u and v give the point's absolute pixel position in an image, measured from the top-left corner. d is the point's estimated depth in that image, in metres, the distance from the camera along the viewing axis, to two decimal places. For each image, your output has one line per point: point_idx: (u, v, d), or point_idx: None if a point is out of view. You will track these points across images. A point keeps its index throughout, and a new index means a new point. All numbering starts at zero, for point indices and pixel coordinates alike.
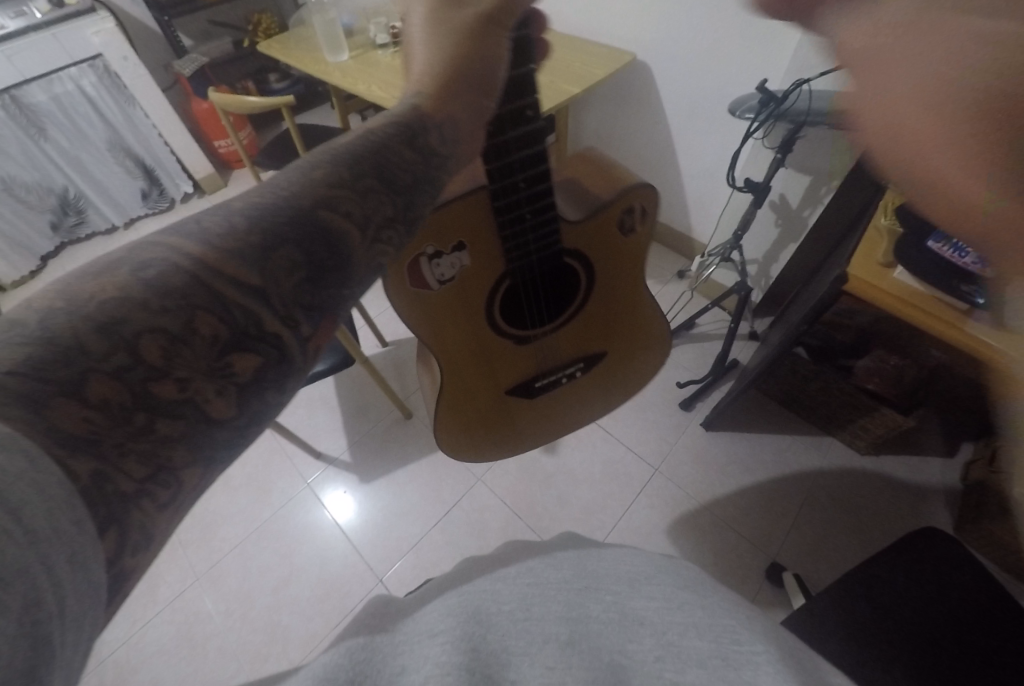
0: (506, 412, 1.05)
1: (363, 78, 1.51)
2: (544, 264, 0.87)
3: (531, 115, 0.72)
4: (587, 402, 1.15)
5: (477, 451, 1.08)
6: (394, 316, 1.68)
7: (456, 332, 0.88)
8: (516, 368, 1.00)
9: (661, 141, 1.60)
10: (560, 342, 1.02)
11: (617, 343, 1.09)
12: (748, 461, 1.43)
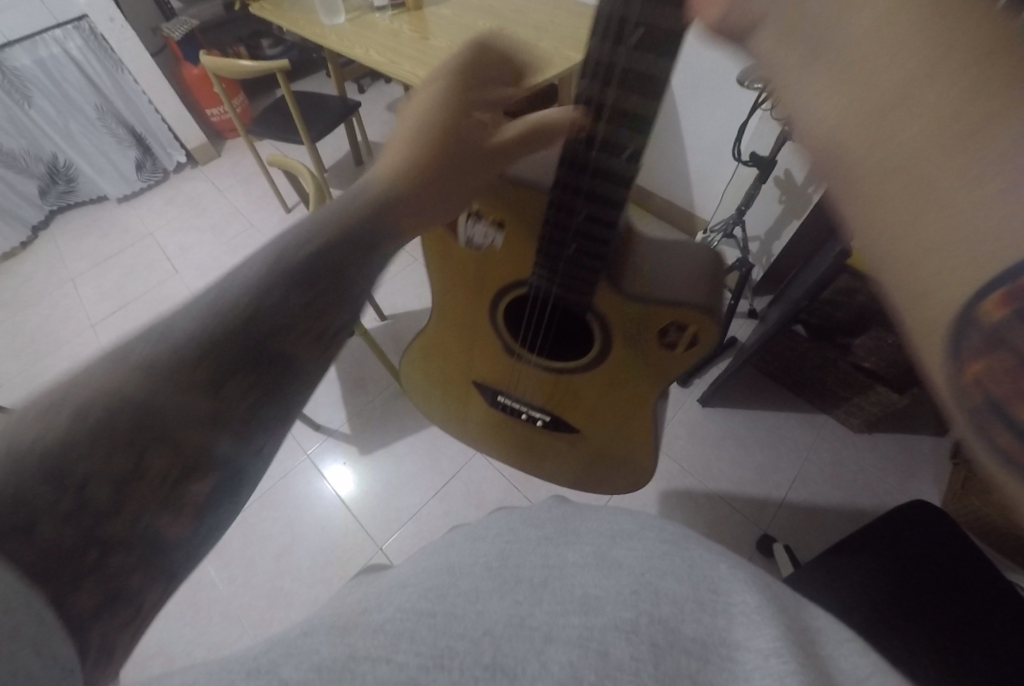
0: (467, 390, 1.08)
1: (360, 42, 1.46)
2: (562, 297, 0.82)
3: (625, 159, 0.63)
4: (543, 456, 1.09)
5: (431, 395, 1.15)
6: (392, 289, 1.66)
7: (460, 290, 0.91)
8: (493, 363, 0.99)
9: (666, 112, 1.57)
10: (542, 383, 0.97)
11: (595, 435, 0.99)
12: (744, 436, 1.45)
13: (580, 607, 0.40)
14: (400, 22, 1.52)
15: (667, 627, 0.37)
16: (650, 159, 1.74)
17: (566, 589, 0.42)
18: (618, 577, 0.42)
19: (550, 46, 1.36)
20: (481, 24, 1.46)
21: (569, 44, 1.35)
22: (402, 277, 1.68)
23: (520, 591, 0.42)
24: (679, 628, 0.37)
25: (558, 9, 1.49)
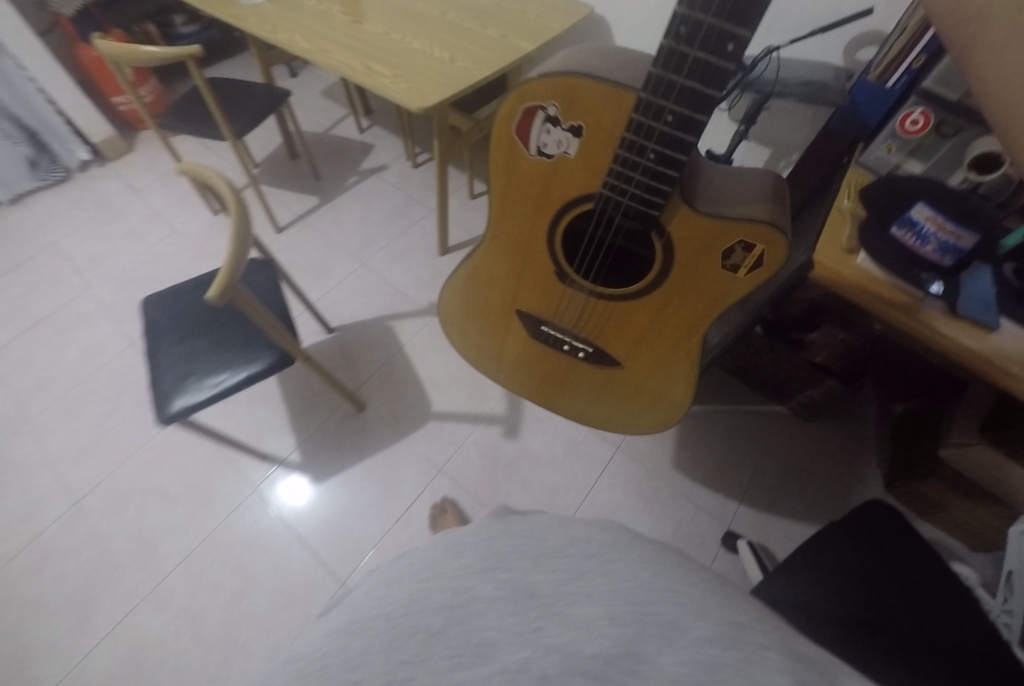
0: (511, 315, 1.15)
1: (285, 26, 1.30)
2: (629, 214, 0.86)
3: (732, 49, 0.67)
4: (578, 383, 1.20)
5: (469, 326, 1.23)
6: (338, 298, 1.54)
7: (522, 205, 0.93)
8: (544, 286, 1.05)
9: None
10: (590, 308, 1.04)
11: (635, 361, 1.09)
12: (706, 431, 1.46)
13: (472, 658, 0.40)
14: (330, 3, 1.37)
15: (568, 659, 0.38)
16: None
17: (464, 632, 0.42)
18: (524, 612, 0.43)
19: (497, 32, 1.26)
20: (420, 6, 1.34)
21: (517, 30, 1.26)
22: (349, 285, 1.57)
23: (415, 642, 0.43)
24: (582, 648, 0.39)
25: None
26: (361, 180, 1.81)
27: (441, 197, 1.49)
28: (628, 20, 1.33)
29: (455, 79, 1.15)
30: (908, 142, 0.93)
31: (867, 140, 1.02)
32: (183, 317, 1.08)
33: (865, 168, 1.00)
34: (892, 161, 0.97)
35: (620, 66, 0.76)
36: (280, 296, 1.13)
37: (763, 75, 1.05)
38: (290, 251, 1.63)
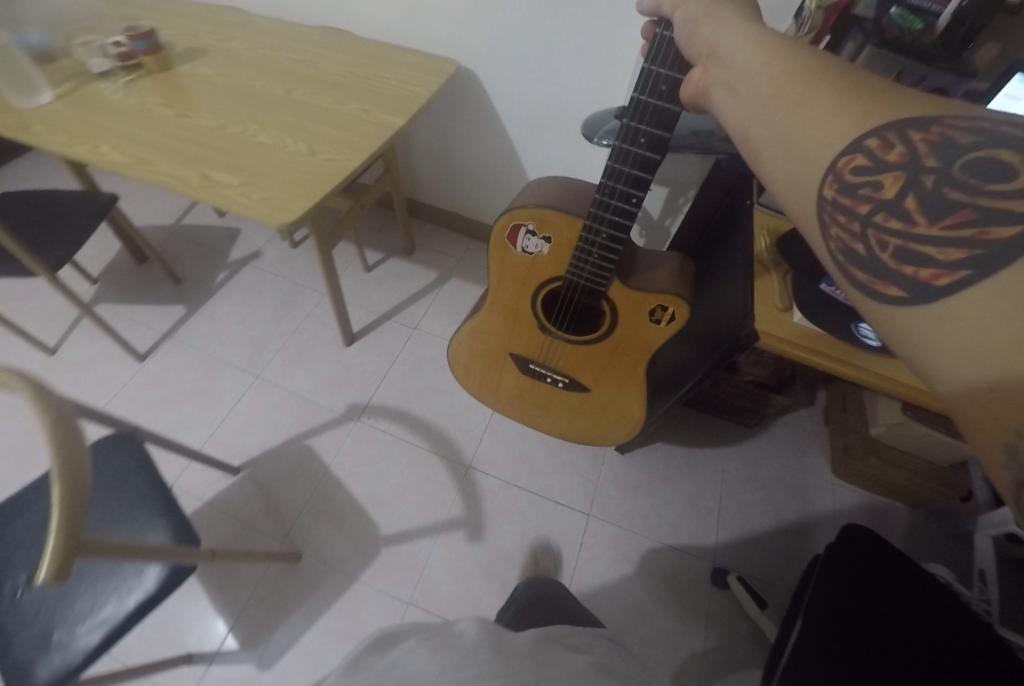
0: (502, 360, 1.26)
1: (87, 128, 1.00)
2: (589, 278, 1.03)
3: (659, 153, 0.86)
4: (556, 413, 1.30)
5: (468, 371, 1.31)
6: (235, 428, 1.31)
7: (509, 279, 1.11)
8: (528, 337, 1.20)
9: (505, 151, 1.41)
10: (565, 351, 1.18)
11: (601, 392, 1.22)
12: (667, 471, 1.40)
13: None
14: (141, 91, 1.08)
15: None
16: (499, 198, 1.55)
17: None
18: None
19: (358, 109, 1.10)
20: (256, 82, 1.13)
21: (381, 105, 1.11)
22: (247, 409, 1.33)
23: None
24: None
25: (353, 54, 1.23)
26: (231, 274, 1.54)
27: (332, 288, 1.29)
28: (497, 68, 1.23)
29: (316, 176, 0.95)
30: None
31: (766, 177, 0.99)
32: (26, 550, 0.83)
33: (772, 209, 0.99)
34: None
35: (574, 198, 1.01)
36: (153, 492, 0.91)
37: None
38: (158, 382, 1.34)
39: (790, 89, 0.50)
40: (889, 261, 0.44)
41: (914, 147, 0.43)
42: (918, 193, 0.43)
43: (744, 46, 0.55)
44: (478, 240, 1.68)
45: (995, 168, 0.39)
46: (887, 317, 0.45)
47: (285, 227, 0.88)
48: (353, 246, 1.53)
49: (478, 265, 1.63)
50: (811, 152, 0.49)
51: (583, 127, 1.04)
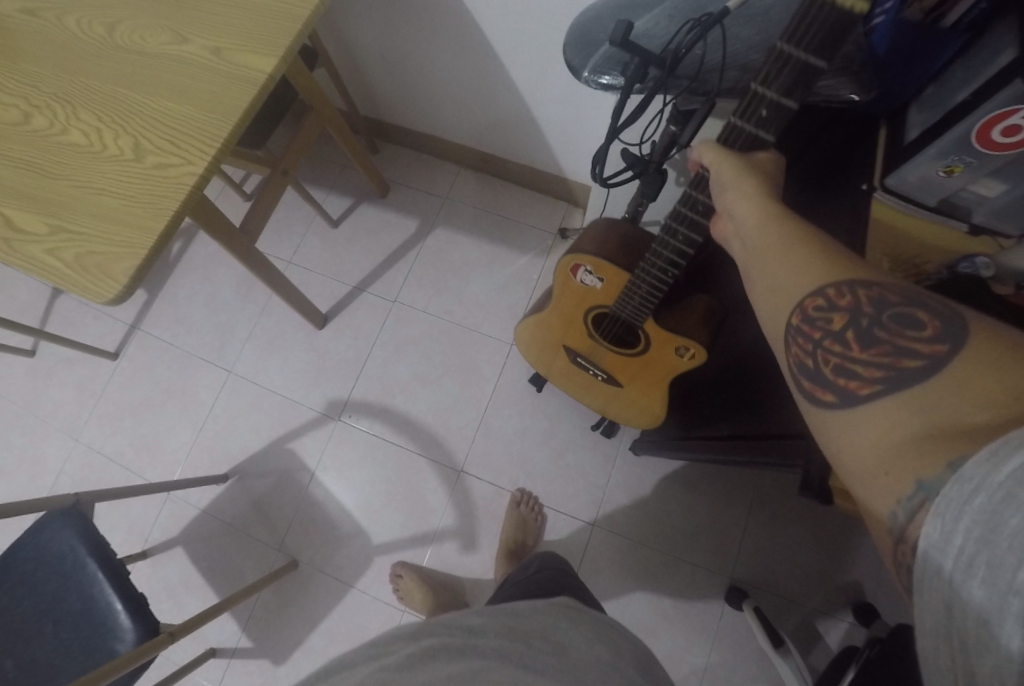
0: (548, 361, 1.03)
1: None
2: (642, 316, 0.80)
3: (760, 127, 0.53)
4: (585, 399, 1.04)
5: (522, 345, 1.04)
6: (217, 432, 1.22)
7: (560, 302, 0.90)
8: (573, 352, 0.97)
9: (482, 53, 0.96)
10: (610, 367, 0.93)
11: (637, 397, 0.95)
12: (696, 473, 1.14)
13: None
14: None
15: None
16: (485, 114, 1.12)
17: None
18: None
19: (207, 48, 0.70)
20: (72, 15, 0.74)
21: (243, 35, 0.70)
22: (225, 410, 1.23)
23: None
24: None
25: None
26: (185, 244, 1.32)
27: (276, 279, 1.04)
28: None
29: (142, 200, 0.64)
30: (990, 160, 0.50)
31: (901, 128, 0.57)
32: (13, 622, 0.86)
33: (905, 200, 0.58)
34: (950, 186, 0.54)
35: (635, 237, 0.80)
36: (97, 587, 0.85)
37: (695, 58, 0.58)
38: (135, 380, 1.26)
39: (775, 243, 0.46)
40: (830, 380, 0.39)
41: (859, 300, 0.39)
42: (856, 324, 0.38)
43: (737, 196, 0.50)
44: (469, 167, 1.32)
45: (917, 322, 0.36)
46: (823, 429, 0.39)
47: (112, 302, 0.63)
48: (308, 203, 1.23)
49: (466, 206, 1.30)
50: (781, 294, 0.43)
51: (568, 55, 0.65)
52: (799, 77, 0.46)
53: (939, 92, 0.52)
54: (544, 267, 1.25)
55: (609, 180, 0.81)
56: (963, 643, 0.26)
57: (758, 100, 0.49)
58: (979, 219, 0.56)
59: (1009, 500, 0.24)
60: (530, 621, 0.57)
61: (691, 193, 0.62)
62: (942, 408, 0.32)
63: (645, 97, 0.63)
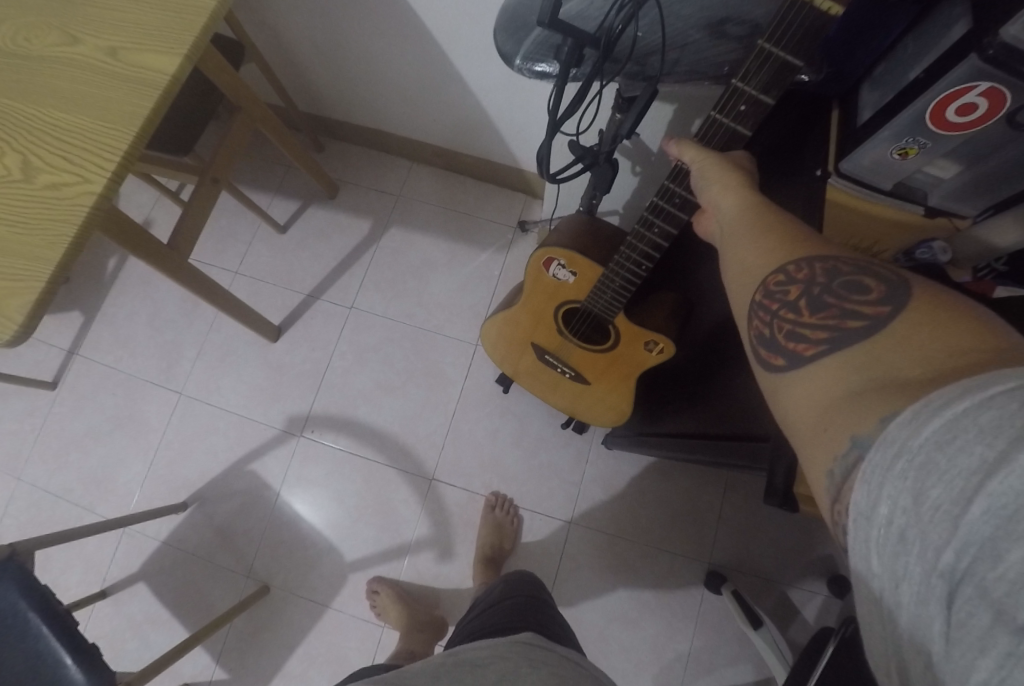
0: (514, 360, 0.99)
1: None
2: (612, 309, 0.78)
3: (744, 110, 0.50)
4: (550, 397, 1.00)
5: (489, 342, 0.99)
6: (173, 459, 1.16)
7: (531, 297, 0.86)
8: (540, 348, 0.92)
9: (420, 40, 0.90)
10: (578, 365, 0.90)
11: (603, 394, 0.92)
12: (670, 463, 1.13)
13: None
14: None
15: None
16: (431, 105, 1.06)
17: None
18: None
19: (101, 49, 0.63)
20: None
21: (140, 31, 0.63)
22: (179, 434, 1.17)
23: None
24: None
25: None
26: (122, 261, 1.24)
27: (218, 295, 0.97)
28: None
29: (35, 226, 0.58)
30: (946, 140, 0.47)
31: (853, 110, 0.54)
32: None
33: (861, 185, 0.55)
34: (905, 169, 0.52)
35: (609, 233, 0.78)
36: (44, 643, 0.79)
37: (632, 40, 0.55)
38: (79, 410, 1.18)
39: (746, 225, 0.44)
40: (779, 344, 0.36)
41: (814, 271, 0.36)
42: (810, 294, 0.36)
43: (720, 189, 0.48)
44: (421, 162, 1.26)
45: (868, 285, 0.33)
46: (774, 398, 0.36)
47: (11, 342, 0.56)
48: (252, 210, 1.16)
49: (421, 202, 1.25)
50: (745, 271, 0.41)
51: (498, 44, 0.61)
52: (779, 75, 0.46)
53: (889, 69, 0.50)
54: (504, 263, 1.21)
55: (558, 174, 0.77)
56: (900, 655, 0.24)
57: (764, 59, 0.46)
58: (936, 201, 0.54)
59: (928, 467, 0.23)
60: (490, 671, 0.58)
61: (668, 185, 0.61)
62: (883, 365, 0.29)
63: (583, 85, 0.59)
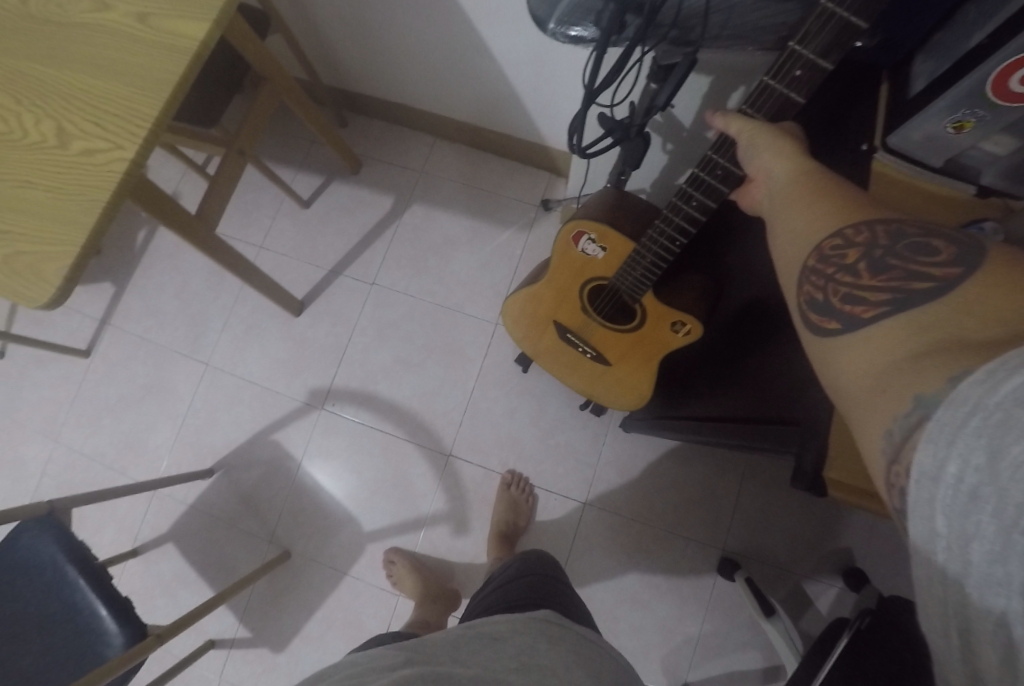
0: (536, 338, 0.98)
1: None
2: (640, 287, 0.76)
3: (798, 76, 0.48)
4: (570, 377, 1.00)
5: (511, 319, 0.99)
6: (199, 428, 1.19)
7: (557, 273, 0.85)
8: (563, 327, 0.92)
9: (448, 10, 0.88)
10: (601, 344, 0.89)
11: (625, 376, 0.91)
12: (689, 448, 1.12)
13: None
14: None
15: None
16: (458, 79, 1.04)
17: None
18: None
19: (133, 14, 0.63)
20: None
21: None
22: (205, 404, 1.20)
23: None
24: None
25: None
26: (151, 232, 1.26)
27: (243, 267, 0.98)
28: None
29: (70, 190, 0.58)
30: (1006, 113, 0.44)
31: (905, 79, 0.52)
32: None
33: (911, 162, 0.53)
34: (957, 145, 0.49)
35: (642, 210, 0.77)
36: (79, 595, 0.83)
37: (675, 3, 0.53)
38: (110, 377, 1.21)
39: (799, 190, 0.42)
40: (834, 308, 0.35)
41: (875, 234, 0.35)
42: (870, 257, 0.34)
43: (771, 157, 0.46)
44: (445, 137, 1.25)
45: (936, 247, 0.32)
46: (824, 363, 0.35)
47: (49, 305, 0.58)
48: (276, 184, 1.16)
49: (444, 179, 1.24)
50: (797, 238, 0.40)
51: (534, 7, 0.59)
52: (839, 38, 0.44)
53: (946, 37, 0.47)
54: (527, 242, 1.19)
55: (586, 147, 0.75)
56: (959, 637, 0.23)
57: (826, 19, 0.44)
58: (987, 181, 0.52)
59: (1007, 424, 0.21)
60: (509, 645, 0.59)
61: (709, 156, 0.59)
62: (950, 326, 0.28)
63: (623, 52, 0.57)
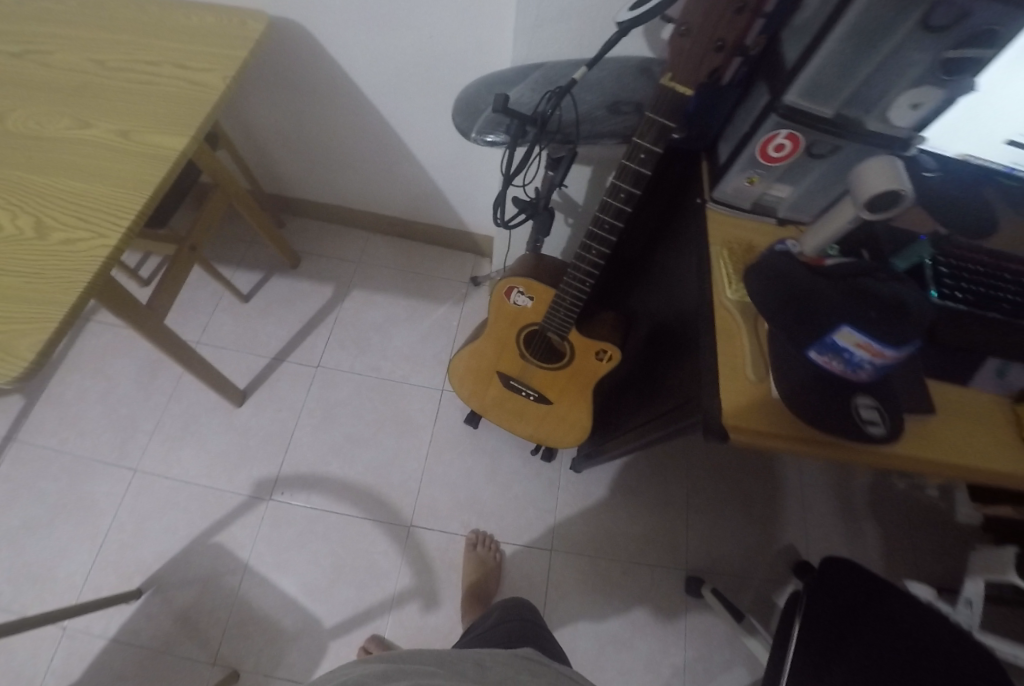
0: (483, 392, 1.07)
1: None
2: (564, 326, 0.91)
3: (643, 158, 0.68)
4: (517, 424, 1.09)
5: (457, 377, 1.08)
6: (127, 542, 1.08)
7: (493, 327, 0.98)
8: (504, 375, 1.03)
9: (378, 126, 1.06)
10: (539, 385, 1.01)
11: (562, 411, 1.02)
12: (631, 480, 1.22)
13: None
14: None
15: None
16: (388, 181, 1.22)
17: None
18: None
19: (112, 131, 0.72)
20: None
21: (152, 119, 0.73)
22: (133, 513, 1.10)
23: None
24: None
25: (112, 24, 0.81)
26: (71, 340, 1.22)
27: (192, 355, 0.99)
28: (336, 26, 0.86)
29: (47, 276, 0.62)
30: (774, 170, 0.67)
31: (715, 156, 0.76)
32: None
33: (731, 208, 0.74)
34: (755, 192, 0.72)
35: (557, 266, 0.94)
36: None
37: (557, 117, 0.73)
38: (13, 501, 1.09)
39: None
40: None
41: None
42: None
43: None
44: (378, 233, 1.40)
45: None
46: None
47: (16, 382, 0.58)
48: (217, 281, 1.21)
49: (379, 267, 1.36)
50: None
51: (457, 123, 0.78)
52: (661, 134, 0.65)
53: (732, 126, 0.71)
54: (461, 314, 1.32)
55: (506, 221, 0.92)
56: None
57: (651, 124, 0.64)
58: (782, 214, 0.74)
59: None
60: (489, 671, 0.62)
61: (598, 216, 0.77)
62: None
63: (527, 150, 0.75)
